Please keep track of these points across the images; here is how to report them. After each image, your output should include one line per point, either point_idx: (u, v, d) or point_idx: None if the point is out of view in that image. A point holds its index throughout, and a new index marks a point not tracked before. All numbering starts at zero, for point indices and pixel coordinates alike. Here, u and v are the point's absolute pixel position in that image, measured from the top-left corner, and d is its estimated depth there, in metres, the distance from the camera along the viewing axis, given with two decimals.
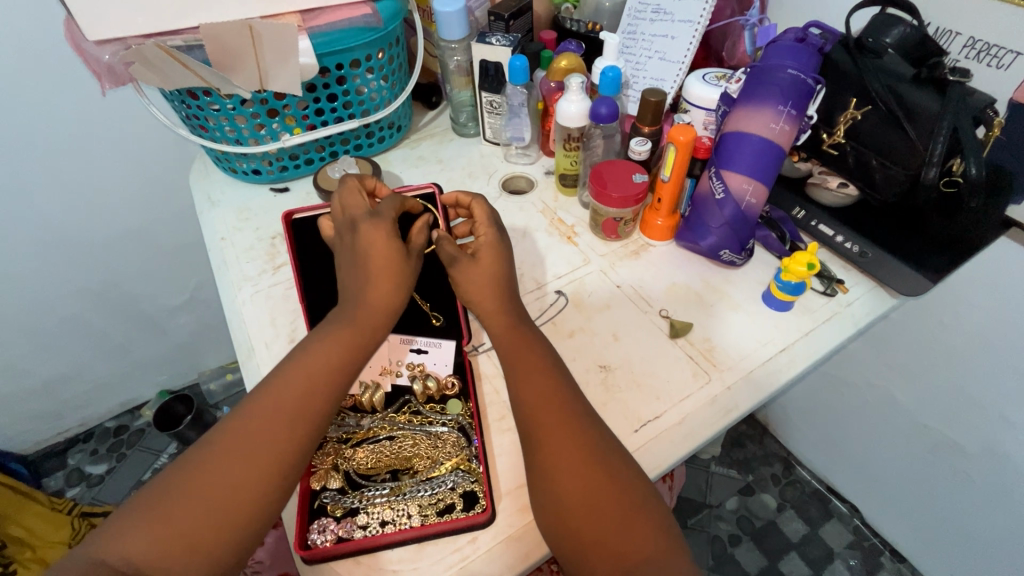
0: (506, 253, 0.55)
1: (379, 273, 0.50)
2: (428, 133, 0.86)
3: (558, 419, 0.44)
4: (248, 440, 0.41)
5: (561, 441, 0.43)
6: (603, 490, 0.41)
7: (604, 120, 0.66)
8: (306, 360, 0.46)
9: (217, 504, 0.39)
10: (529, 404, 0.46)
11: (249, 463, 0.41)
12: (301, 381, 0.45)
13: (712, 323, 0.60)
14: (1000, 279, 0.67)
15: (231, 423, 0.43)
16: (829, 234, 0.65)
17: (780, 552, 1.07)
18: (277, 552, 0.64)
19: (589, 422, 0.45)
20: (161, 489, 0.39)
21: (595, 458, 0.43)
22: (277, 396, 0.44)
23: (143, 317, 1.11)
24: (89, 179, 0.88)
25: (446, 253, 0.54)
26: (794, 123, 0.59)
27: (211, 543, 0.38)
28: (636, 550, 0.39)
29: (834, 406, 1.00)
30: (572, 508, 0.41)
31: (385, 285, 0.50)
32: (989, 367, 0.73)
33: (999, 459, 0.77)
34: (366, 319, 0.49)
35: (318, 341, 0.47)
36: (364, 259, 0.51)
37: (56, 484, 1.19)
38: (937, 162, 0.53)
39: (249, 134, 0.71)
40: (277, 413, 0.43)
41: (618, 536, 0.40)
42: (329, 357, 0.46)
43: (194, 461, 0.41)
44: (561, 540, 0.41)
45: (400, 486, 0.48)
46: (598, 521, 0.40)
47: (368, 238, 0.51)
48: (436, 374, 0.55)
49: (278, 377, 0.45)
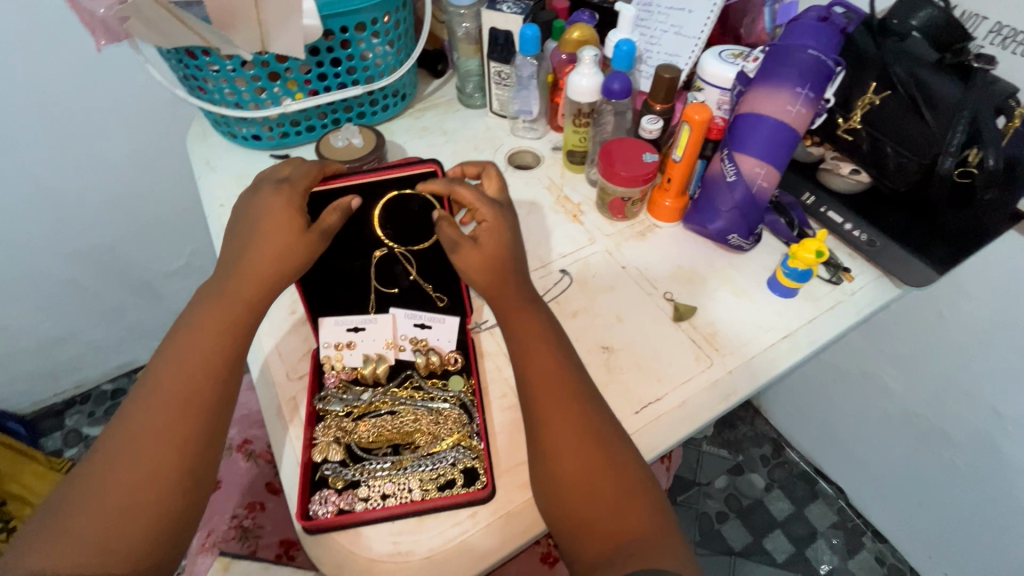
0: (508, 236, 0.50)
1: (270, 246, 0.47)
2: (432, 102, 0.84)
3: (557, 398, 0.45)
4: (144, 432, 0.41)
5: (564, 421, 0.43)
6: (599, 468, 0.42)
7: (617, 96, 0.64)
8: (183, 347, 0.45)
9: (128, 504, 0.39)
10: (530, 382, 0.46)
11: (153, 449, 0.41)
12: (183, 369, 0.44)
13: (717, 308, 0.59)
14: (1004, 272, 0.66)
15: (119, 424, 0.42)
16: (838, 221, 0.64)
17: (765, 529, 1.10)
18: (278, 518, 0.64)
19: (591, 407, 0.45)
20: (68, 494, 0.40)
21: (594, 437, 0.43)
22: (161, 385, 0.43)
23: (138, 282, 1.10)
24: (81, 139, 0.86)
25: (448, 238, 0.51)
26: (812, 106, 0.57)
27: (134, 533, 0.39)
28: (629, 527, 0.40)
29: (827, 391, 1.01)
30: (568, 484, 0.42)
31: (265, 265, 0.47)
32: (981, 359, 0.73)
33: (985, 447, 0.79)
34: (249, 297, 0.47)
35: (192, 327, 0.46)
36: (246, 238, 0.48)
37: (54, 445, 1.20)
38: (954, 152, 0.53)
39: (249, 98, 0.69)
40: (163, 401, 0.42)
41: (612, 515, 0.40)
42: (209, 341, 0.45)
43: (92, 464, 0.41)
44: (558, 516, 0.42)
45: (402, 461, 0.48)
46: (592, 499, 0.41)
47: (266, 200, 0.48)
48: (439, 349, 0.55)
49: (157, 369, 0.44)
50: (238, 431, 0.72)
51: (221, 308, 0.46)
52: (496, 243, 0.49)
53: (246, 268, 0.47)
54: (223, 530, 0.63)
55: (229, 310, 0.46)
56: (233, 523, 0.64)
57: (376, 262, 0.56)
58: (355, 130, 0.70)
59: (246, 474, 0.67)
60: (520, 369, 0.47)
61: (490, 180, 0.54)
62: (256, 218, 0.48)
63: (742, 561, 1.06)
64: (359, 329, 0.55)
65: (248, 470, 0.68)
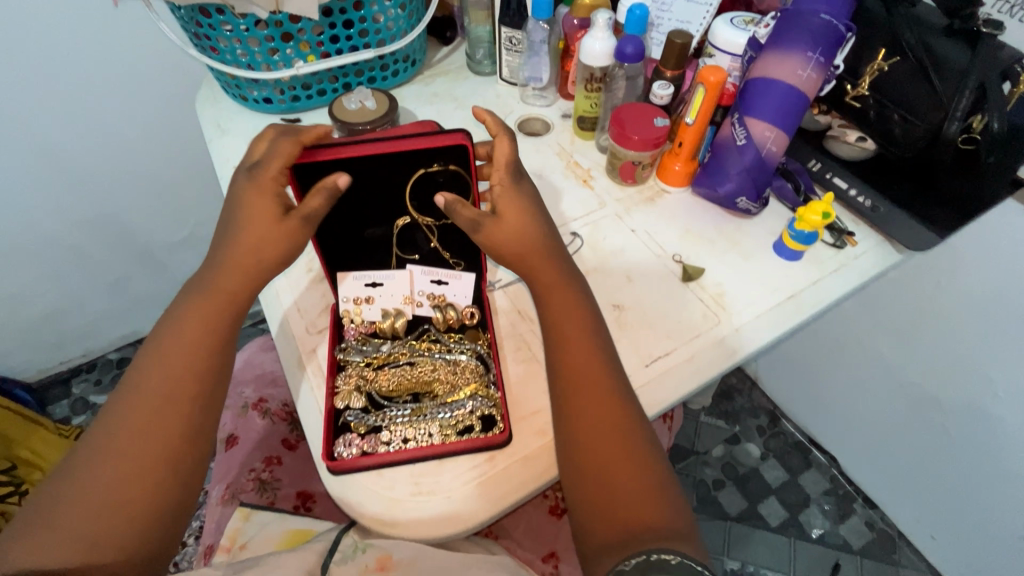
0: (529, 207, 0.51)
1: (251, 239, 0.47)
2: (442, 70, 0.84)
3: (589, 386, 0.46)
4: (132, 424, 0.43)
5: (595, 412, 0.45)
6: (619, 461, 0.43)
7: (630, 60, 0.65)
8: (172, 345, 0.46)
9: (121, 499, 0.41)
10: (561, 367, 0.47)
11: (141, 440, 0.43)
12: (173, 367, 0.45)
13: (725, 270, 0.61)
14: (1002, 240, 0.68)
15: (108, 422, 0.43)
16: (844, 188, 0.65)
17: (760, 496, 1.13)
18: (294, 472, 0.66)
19: (623, 400, 0.46)
20: (60, 486, 0.41)
21: (619, 427, 0.44)
22: (147, 382, 0.45)
23: (143, 251, 1.10)
24: (86, 101, 0.85)
25: (465, 220, 0.50)
26: (822, 71, 0.58)
27: (126, 519, 0.40)
28: (645, 518, 0.40)
29: (822, 362, 1.04)
30: (588, 470, 0.43)
31: (251, 263, 0.48)
32: (975, 329, 0.76)
33: (975, 413, 0.82)
34: (236, 295, 0.48)
35: (178, 325, 0.47)
36: (232, 236, 0.48)
37: (62, 412, 1.21)
38: (960, 117, 0.54)
39: (261, 59, 0.69)
40: (150, 396, 0.44)
41: (629, 505, 0.41)
42: (195, 339, 0.46)
43: (82, 457, 0.42)
44: (578, 502, 0.43)
45: (422, 408, 0.51)
46: (610, 489, 0.42)
47: (249, 190, 0.48)
48: (456, 305, 0.57)
49: (147, 367, 0.45)
50: (253, 389, 0.73)
51: (206, 306, 0.47)
52: (519, 215, 0.51)
53: (230, 266, 0.48)
54: (241, 483, 0.65)
55: (211, 306, 0.47)
56: (251, 475, 0.66)
57: (398, 230, 0.57)
58: (368, 93, 0.70)
59: (262, 431, 0.69)
60: (554, 353, 0.48)
61: (502, 146, 0.51)
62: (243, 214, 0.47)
63: (738, 526, 1.10)
64: (378, 284, 0.56)
65: (264, 427, 0.69)
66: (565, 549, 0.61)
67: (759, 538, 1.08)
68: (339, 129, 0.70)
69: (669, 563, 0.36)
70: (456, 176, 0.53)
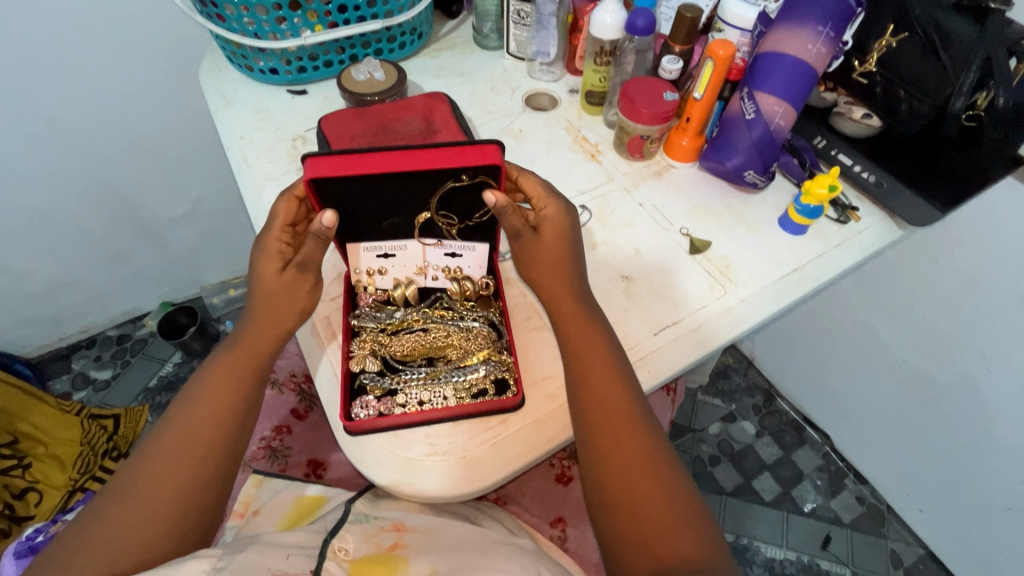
0: (570, 232, 0.52)
1: (275, 284, 0.50)
2: (448, 43, 0.83)
3: (615, 421, 0.45)
4: (166, 456, 0.44)
5: (624, 438, 0.45)
6: (650, 495, 0.43)
7: (640, 33, 0.65)
8: (202, 395, 0.47)
9: (136, 545, 0.41)
10: (585, 401, 0.46)
11: (170, 473, 0.44)
12: (201, 416, 0.46)
13: (731, 243, 0.62)
14: (999, 218, 0.69)
15: (134, 467, 0.45)
16: (848, 164, 0.66)
17: (755, 472, 1.16)
18: (305, 440, 0.67)
19: (648, 425, 0.46)
20: (92, 512, 0.43)
21: (649, 459, 0.45)
22: (183, 417, 0.46)
23: (143, 226, 1.09)
24: (86, 70, 0.84)
25: (511, 226, 0.52)
26: (831, 47, 0.59)
27: (146, 550, 0.41)
28: (681, 553, 0.41)
29: (819, 341, 1.06)
30: (619, 505, 0.43)
31: (278, 321, 0.50)
32: (968, 306, 0.78)
33: (966, 388, 0.84)
34: (265, 350, 0.50)
35: (210, 375, 0.49)
36: (253, 293, 0.51)
37: (62, 387, 1.20)
38: (966, 93, 0.55)
39: (268, 28, 0.68)
40: (184, 430, 0.46)
41: (663, 539, 0.41)
42: (224, 390, 0.48)
43: (116, 486, 0.44)
44: (612, 538, 0.43)
45: (436, 372, 0.52)
46: (643, 525, 0.42)
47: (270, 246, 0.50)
48: (470, 276, 0.58)
49: (176, 414, 0.47)
50: None
51: (237, 359, 0.49)
52: (557, 238, 0.52)
53: (261, 321, 0.50)
54: (252, 451, 0.66)
55: (246, 348, 0.50)
56: (261, 444, 0.66)
57: (420, 225, 0.55)
58: (376, 65, 0.70)
59: (271, 400, 0.69)
60: (575, 386, 0.47)
61: (530, 180, 0.53)
62: (260, 273, 0.50)
63: (733, 500, 1.12)
64: (390, 256, 0.57)
65: (272, 396, 0.70)
66: (572, 515, 0.62)
67: (753, 512, 1.11)
68: (347, 100, 0.70)
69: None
70: (484, 185, 0.52)
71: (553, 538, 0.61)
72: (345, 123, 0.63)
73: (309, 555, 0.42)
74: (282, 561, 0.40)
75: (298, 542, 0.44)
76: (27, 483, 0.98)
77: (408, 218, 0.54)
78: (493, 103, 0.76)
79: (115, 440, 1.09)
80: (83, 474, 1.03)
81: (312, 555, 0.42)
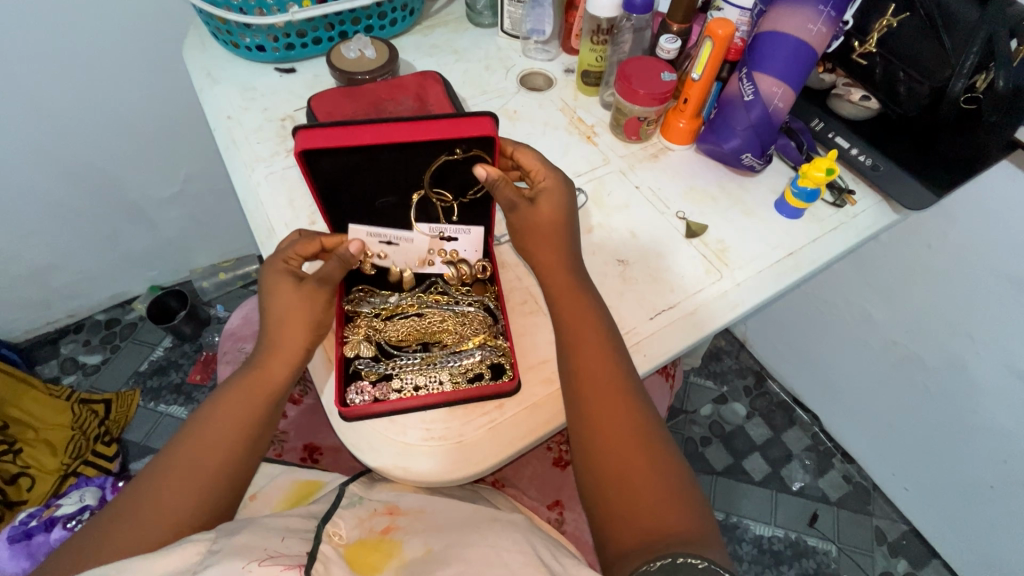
0: (568, 204, 0.52)
1: (291, 303, 0.48)
2: (441, 21, 0.81)
3: (607, 394, 0.45)
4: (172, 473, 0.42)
5: (616, 418, 0.44)
6: (639, 467, 0.42)
7: (638, 11, 0.63)
8: (213, 418, 0.45)
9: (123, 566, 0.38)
10: (579, 380, 0.45)
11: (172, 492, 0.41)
12: (210, 441, 0.44)
13: (727, 226, 0.62)
14: (991, 201, 0.70)
15: (139, 485, 0.42)
16: (845, 147, 0.65)
17: (745, 452, 1.18)
18: (300, 425, 0.67)
19: (638, 403, 0.45)
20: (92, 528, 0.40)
21: (642, 439, 0.43)
22: (194, 436, 0.44)
23: (130, 208, 1.07)
24: (65, 45, 0.81)
25: (506, 199, 0.52)
26: (832, 26, 0.58)
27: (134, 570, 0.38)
28: (668, 526, 0.39)
29: (812, 324, 1.07)
30: (610, 478, 0.42)
31: (291, 345, 0.47)
32: (962, 289, 0.78)
33: (956, 370, 0.85)
34: (280, 377, 0.47)
35: (226, 396, 0.46)
36: (269, 313, 0.48)
37: (51, 371, 1.18)
38: (966, 75, 0.55)
39: (254, 3, 0.66)
40: (194, 449, 0.43)
41: (650, 510, 0.40)
42: (239, 410, 0.45)
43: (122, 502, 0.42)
44: (603, 512, 0.42)
45: (431, 357, 0.52)
46: (634, 500, 0.41)
47: (280, 272, 0.49)
48: (467, 260, 0.57)
49: (184, 438, 0.44)
50: None
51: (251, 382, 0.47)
52: (554, 211, 0.52)
53: (279, 343, 0.47)
54: None
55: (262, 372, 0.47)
56: None
57: (414, 203, 0.55)
58: (367, 42, 0.68)
59: None
60: (569, 361, 0.47)
61: (526, 155, 0.54)
62: (275, 291, 0.48)
63: (723, 480, 1.14)
64: (393, 243, 0.55)
65: None
66: (569, 498, 0.63)
67: (742, 491, 1.13)
68: (337, 79, 0.68)
69: (696, 567, 0.35)
70: (477, 160, 0.52)
71: (551, 520, 0.62)
72: (336, 103, 0.62)
73: (304, 538, 0.41)
74: (277, 543, 0.39)
75: (291, 525, 0.43)
76: (20, 468, 0.98)
77: (403, 196, 0.54)
78: (487, 83, 0.74)
79: (107, 424, 1.08)
80: (75, 459, 1.02)
81: (308, 538, 0.41)
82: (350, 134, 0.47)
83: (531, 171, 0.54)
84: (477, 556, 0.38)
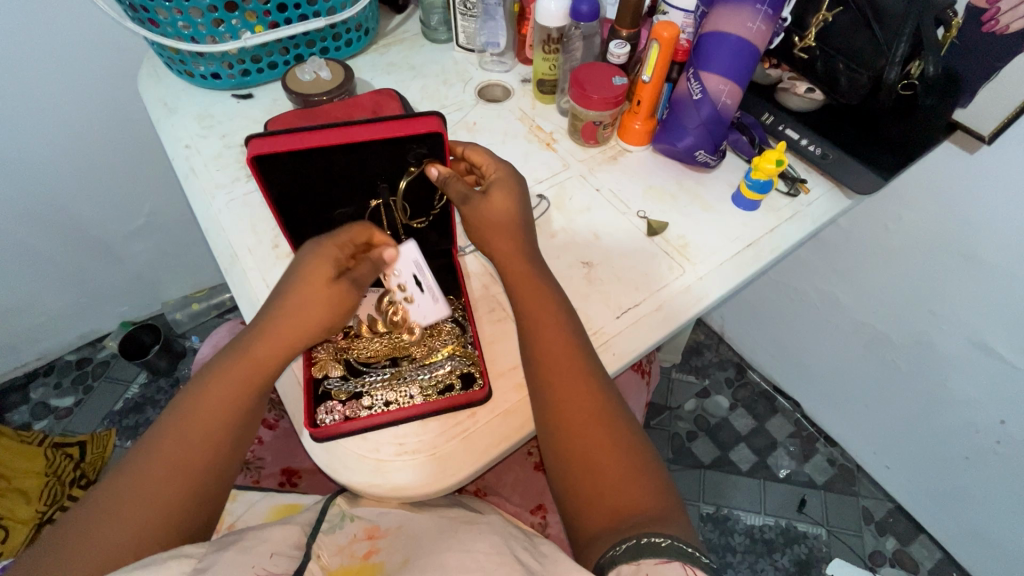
0: (519, 193, 0.54)
1: (312, 290, 0.47)
2: (397, 38, 0.82)
3: (571, 382, 0.45)
4: (188, 437, 0.43)
5: (580, 410, 0.44)
6: (604, 450, 0.43)
7: (585, 19, 0.65)
8: (219, 383, 0.45)
9: (148, 524, 0.39)
10: (544, 376, 0.46)
11: (189, 455, 0.42)
12: (194, 435, 0.43)
13: (685, 222, 0.63)
14: (934, 182, 0.73)
15: (151, 447, 0.42)
16: (795, 138, 0.67)
17: (731, 444, 1.19)
18: (277, 449, 0.67)
19: (603, 392, 0.45)
20: (112, 490, 0.41)
21: (605, 425, 0.44)
22: (208, 402, 0.44)
23: (94, 245, 1.05)
24: (15, 87, 0.79)
25: (457, 193, 0.53)
26: (770, 24, 0.60)
27: (159, 526, 0.40)
28: (634, 505, 0.40)
29: (784, 312, 1.09)
30: (576, 464, 0.43)
31: (296, 333, 0.47)
32: (920, 267, 0.81)
33: (924, 347, 0.87)
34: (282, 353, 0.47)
35: (233, 363, 0.46)
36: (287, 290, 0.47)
37: (21, 418, 1.15)
38: (898, 64, 0.57)
39: (205, 31, 0.66)
40: (207, 415, 0.44)
41: (616, 493, 0.41)
42: (249, 377, 0.46)
43: (136, 463, 0.42)
44: (571, 499, 0.42)
45: (401, 372, 0.52)
46: (600, 483, 0.41)
47: (308, 259, 0.48)
48: (410, 316, 0.55)
49: (188, 411, 0.44)
50: None
51: (257, 356, 0.46)
52: (506, 202, 0.53)
53: (280, 329, 0.46)
54: None
55: (272, 345, 0.46)
56: None
57: (370, 211, 0.57)
58: (320, 63, 0.68)
59: None
60: (531, 354, 0.47)
61: (476, 152, 0.55)
62: (302, 279, 0.47)
63: (711, 473, 1.15)
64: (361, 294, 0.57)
65: None
66: (552, 501, 0.63)
67: (732, 483, 1.14)
68: (294, 102, 0.68)
69: (660, 546, 0.35)
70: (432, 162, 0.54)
71: (534, 525, 0.62)
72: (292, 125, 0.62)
73: (293, 556, 0.41)
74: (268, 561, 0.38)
75: (285, 540, 0.42)
76: None
77: (360, 206, 0.55)
78: (446, 97, 0.75)
79: (82, 468, 1.04)
80: (51, 505, 0.97)
81: (296, 557, 0.41)
82: (300, 139, 0.47)
83: (480, 166, 0.55)
84: (454, 562, 0.37)
